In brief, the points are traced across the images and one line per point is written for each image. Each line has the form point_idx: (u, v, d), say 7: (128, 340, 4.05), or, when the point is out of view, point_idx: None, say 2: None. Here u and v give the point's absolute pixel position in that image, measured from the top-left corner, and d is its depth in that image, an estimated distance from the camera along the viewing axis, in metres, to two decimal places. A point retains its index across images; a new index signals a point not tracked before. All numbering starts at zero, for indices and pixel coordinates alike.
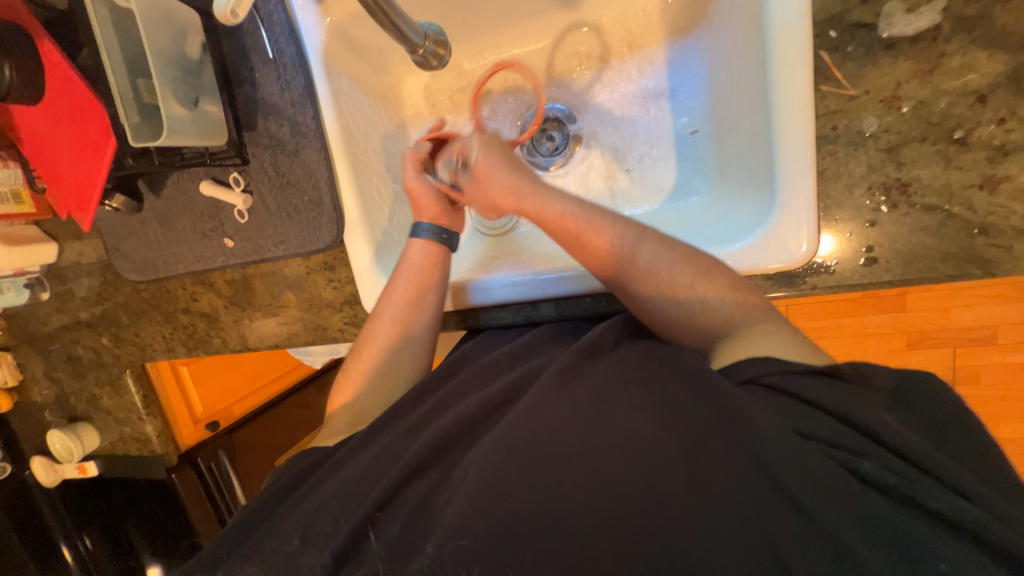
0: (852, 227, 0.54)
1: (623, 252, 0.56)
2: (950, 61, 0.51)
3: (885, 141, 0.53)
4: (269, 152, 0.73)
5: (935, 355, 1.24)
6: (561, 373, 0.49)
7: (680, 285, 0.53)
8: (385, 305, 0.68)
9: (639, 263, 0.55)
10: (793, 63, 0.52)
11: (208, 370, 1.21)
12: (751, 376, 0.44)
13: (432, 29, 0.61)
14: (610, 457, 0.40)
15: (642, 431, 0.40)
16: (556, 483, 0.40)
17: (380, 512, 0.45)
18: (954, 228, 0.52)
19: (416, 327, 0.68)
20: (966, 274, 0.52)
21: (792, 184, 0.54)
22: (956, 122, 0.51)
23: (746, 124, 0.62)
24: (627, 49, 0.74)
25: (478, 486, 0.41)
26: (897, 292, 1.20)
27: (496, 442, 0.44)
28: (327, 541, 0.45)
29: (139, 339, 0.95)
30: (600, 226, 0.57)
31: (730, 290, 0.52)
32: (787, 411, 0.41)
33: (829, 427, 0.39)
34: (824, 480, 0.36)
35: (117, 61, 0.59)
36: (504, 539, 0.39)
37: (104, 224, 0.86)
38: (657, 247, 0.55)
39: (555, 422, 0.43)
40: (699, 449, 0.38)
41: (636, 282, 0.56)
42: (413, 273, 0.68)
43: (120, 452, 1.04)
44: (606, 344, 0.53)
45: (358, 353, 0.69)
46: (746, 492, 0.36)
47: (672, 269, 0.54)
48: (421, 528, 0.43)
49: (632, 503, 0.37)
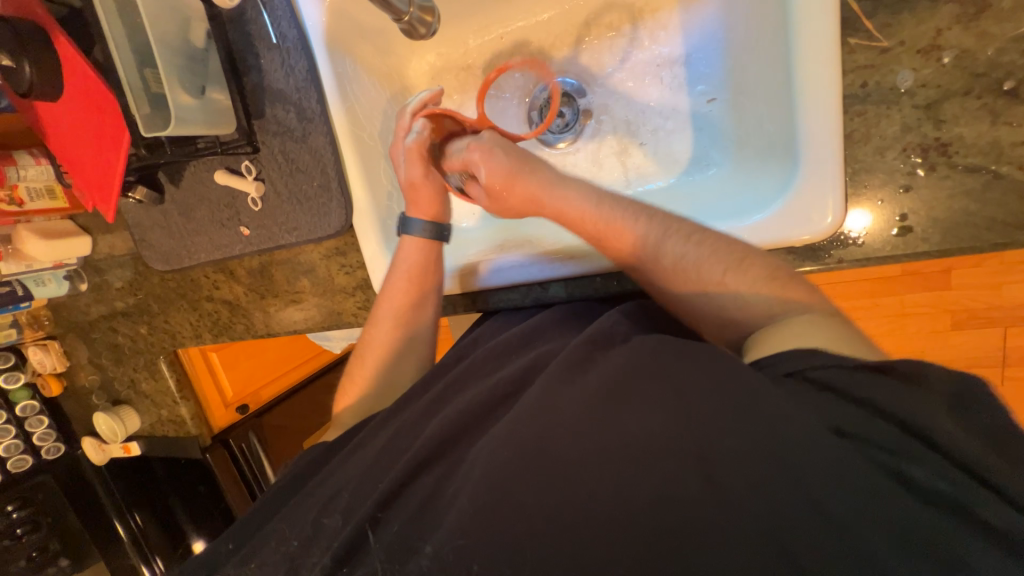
0: (884, 194, 0.50)
1: (645, 249, 0.54)
2: (1000, 2, 0.45)
3: (922, 97, 0.48)
4: (278, 139, 0.74)
5: (984, 335, 1.15)
6: (566, 367, 0.46)
7: (706, 281, 0.50)
8: (383, 304, 0.69)
9: (664, 263, 0.53)
10: (815, 17, 0.48)
11: (237, 356, 1.25)
12: (791, 371, 0.40)
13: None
14: (620, 455, 0.38)
15: (653, 429, 0.38)
16: (564, 482, 0.39)
17: (388, 490, 0.46)
18: (1002, 191, 0.47)
19: (416, 322, 0.69)
20: (1014, 241, 0.47)
21: (816, 151, 0.50)
22: (1005, 71, 0.46)
23: (767, 89, 0.57)
24: (638, 14, 0.70)
25: (485, 481, 0.41)
26: (941, 267, 1.12)
27: (504, 436, 0.43)
28: (340, 518, 0.47)
29: (169, 327, 0.99)
30: (622, 224, 0.55)
31: (766, 283, 0.48)
32: (813, 405, 0.37)
33: (860, 419, 0.36)
34: (847, 482, 0.33)
35: (125, 53, 0.61)
36: (511, 534, 0.38)
37: (130, 216, 0.90)
38: (684, 242, 0.52)
39: (565, 416, 0.42)
40: (711, 438, 0.37)
41: (659, 277, 0.53)
42: (408, 273, 0.67)
43: (159, 433, 1.10)
44: (616, 336, 0.49)
45: (361, 357, 0.70)
46: (761, 490, 0.34)
47: (700, 267, 0.50)
48: (428, 507, 0.44)
49: (639, 498, 0.36)
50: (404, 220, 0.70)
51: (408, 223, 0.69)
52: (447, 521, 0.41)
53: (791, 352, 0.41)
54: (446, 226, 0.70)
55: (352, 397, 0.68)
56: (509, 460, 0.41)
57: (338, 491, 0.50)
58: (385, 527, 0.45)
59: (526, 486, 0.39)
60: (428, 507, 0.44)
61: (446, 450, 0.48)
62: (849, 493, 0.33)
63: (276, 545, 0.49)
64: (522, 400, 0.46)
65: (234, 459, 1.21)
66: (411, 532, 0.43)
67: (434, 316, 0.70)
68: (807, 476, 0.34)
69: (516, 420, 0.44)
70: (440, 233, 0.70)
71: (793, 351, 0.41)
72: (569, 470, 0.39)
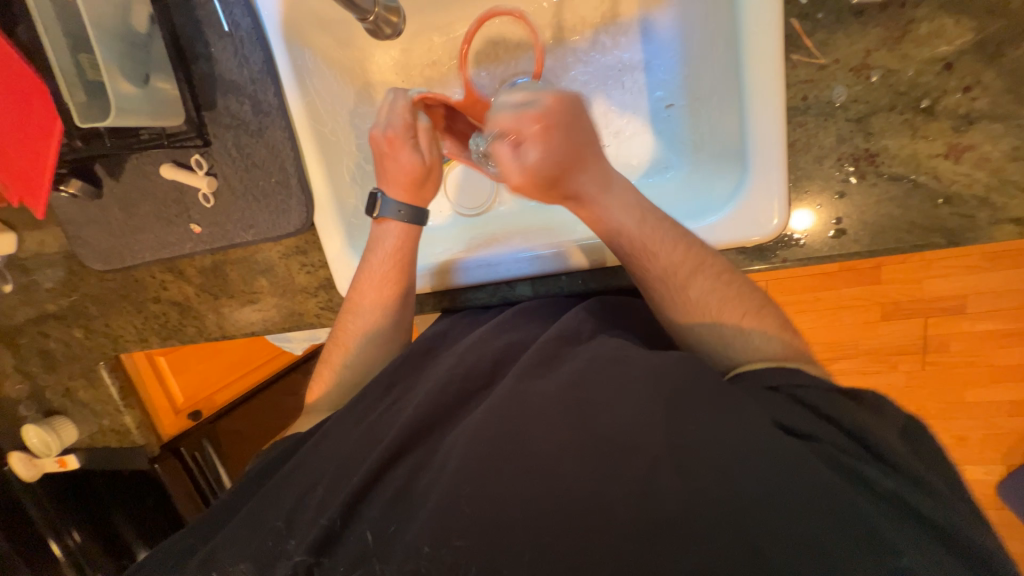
0: (822, 199, 0.55)
1: (670, 278, 0.52)
2: (919, 28, 0.50)
3: (854, 111, 0.53)
4: (232, 132, 0.71)
5: (909, 325, 1.27)
6: (536, 363, 0.48)
7: (724, 320, 0.50)
8: (360, 296, 0.66)
9: (689, 295, 0.51)
10: (762, 33, 0.51)
11: (187, 359, 1.19)
12: (775, 385, 0.44)
13: None
14: (594, 450, 0.39)
15: (627, 423, 0.39)
16: (544, 478, 0.38)
17: (353, 490, 0.44)
18: (920, 199, 0.52)
19: (393, 318, 0.67)
20: (931, 244, 0.52)
21: (764, 157, 0.53)
22: (923, 91, 0.51)
23: (720, 98, 0.61)
24: (602, 19, 0.72)
25: (461, 473, 0.40)
26: (873, 264, 1.22)
27: (478, 427, 0.43)
28: (315, 509, 0.45)
29: (111, 330, 0.93)
30: (665, 245, 0.52)
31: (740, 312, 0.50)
32: (775, 407, 0.42)
33: (813, 421, 0.41)
34: (802, 477, 0.36)
35: (56, 35, 0.56)
36: (494, 532, 0.37)
37: (63, 211, 0.83)
38: (712, 279, 0.51)
39: (539, 405, 0.43)
40: (678, 429, 0.38)
41: (676, 308, 0.52)
42: (385, 265, 0.65)
43: (100, 444, 1.02)
44: (582, 334, 0.52)
45: (338, 346, 0.67)
46: (728, 482, 0.36)
47: (721, 306, 0.50)
48: (401, 502, 0.42)
49: (622, 501, 0.37)
50: (381, 199, 0.66)
51: (385, 203, 0.65)
52: (425, 514, 0.39)
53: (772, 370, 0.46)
54: (425, 211, 0.67)
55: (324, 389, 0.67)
56: (483, 453, 0.41)
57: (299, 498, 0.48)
58: (356, 524, 0.43)
59: (496, 474, 0.39)
60: (404, 497, 0.43)
61: (419, 441, 0.47)
62: (802, 488, 0.35)
63: (230, 554, 0.45)
64: (495, 392, 0.46)
65: (186, 468, 1.14)
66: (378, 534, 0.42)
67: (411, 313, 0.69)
68: (760, 462, 0.36)
69: (491, 411, 0.44)
70: (419, 216, 0.67)
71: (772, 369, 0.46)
72: (540, 462, 0.39)
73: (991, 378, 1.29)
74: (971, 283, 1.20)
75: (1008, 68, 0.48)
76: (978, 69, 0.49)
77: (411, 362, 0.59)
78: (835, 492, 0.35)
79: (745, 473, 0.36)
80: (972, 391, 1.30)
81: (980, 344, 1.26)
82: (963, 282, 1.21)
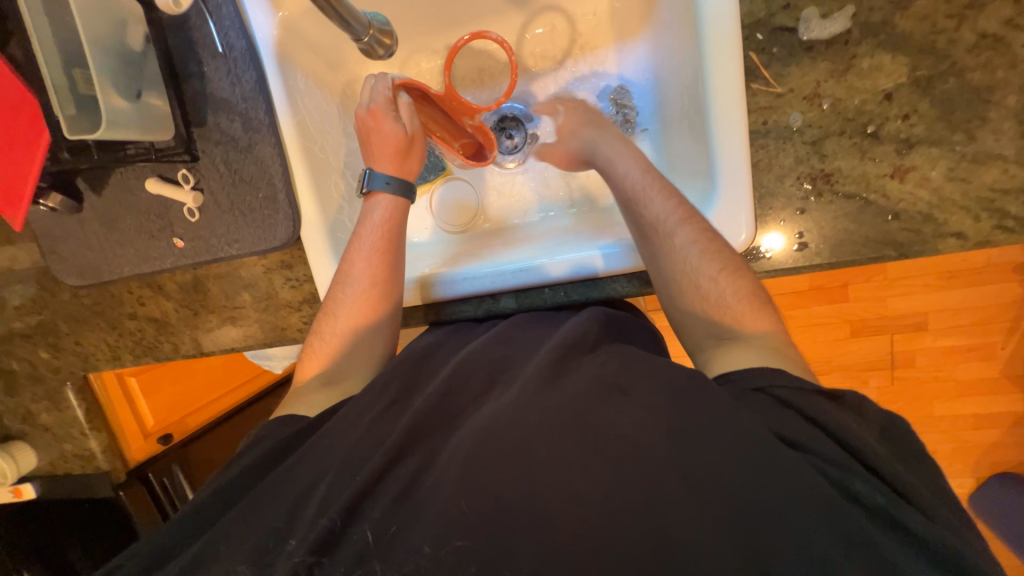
0: (785, 215, 0.59)
1: (657, 228, 0.58)
2: (861, 63, 0.56)
3: (809, 135, 0.58)
4: (220, 148, 0.72)
5: (874, 342, 1.33)
6: (548, 368, 0.49)
7: (733, 291, 0.54)
8: (353, 257, 0.65)
9: (674, 241, 0.56)
10: (725, 65, 0.56)
11: (160, 380, 1.15)
12: (760, 386, 0.45)
13: (376, 19, 0.62)
14: (594, 456, 0.41)
15: (629, 430, 0.42)
16: (547, 482, 0.40)
17: (352, 493, 0.43)
18: (872, 215, 0.57)
19: (387, 288, 0.65)
20: (883, 256, 0.57)
21: (731, 176, 0.57)
22: (868, 118, 0.56)
23: (687, 123, 0.65)
24: (580, 51, 0.77)
25: (466, 478, 0.41)
26: (839, 282, 1.29)
27: (484, 431, 0.44)
28: (315, 509, 0.44)
29: (81, 348, 0.90)
30: (687, 213, 0.57)
31: (732, 282, 0.54)
32: (761, 408, 0.43)
33: (803, 430, 0.41)
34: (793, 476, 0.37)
35: (50, 51, 0.57)
36: (497, 538, 0.38)
37: (40, 225, 0.82)
38: (724, 252, 0.55)
39: (542, 419, 0.44)
40: (687, 432, 0.41)
41: (688, 279, 0.55)
42: (378, 231, 0.66)
43: (60, 471, 0.96)
44: (587, 341, 0.54)
45: (330, 315, 0.65)
46: (716, 482, 0.38)
47: (736, 278, 0.54)
48: (401, 505, 0.43)
49: (625, 502, 0.38)
50: (370, 173, 0.67)
51: (374, 176, 0.67)
52: (427, 517, 0.40)
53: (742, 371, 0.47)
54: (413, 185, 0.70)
55: (315, 365, 0.63)
56: (488, 457, 0.42)
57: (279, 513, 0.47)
58: (358, 524, 0.42)
59: (496, 487, 0.40)
60: (403, 503, 0.43)
61: (412, 445, 0.47)
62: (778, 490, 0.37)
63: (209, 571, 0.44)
64: (498, 403, 0.47)
65: (155, 497, 1.08)
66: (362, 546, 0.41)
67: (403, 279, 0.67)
68: (753, 460, 0.38)
69: (496, 417, 0.45)
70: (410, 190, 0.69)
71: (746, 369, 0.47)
72: (541, 474, 0.40)
73: (954, 392, 1.35)
74: (929, 300, 1.28)
75: (939, 99, 0.54)
76: (914, 100, 0.55)
77: (408, 365, 0.59)
78: (811, 482, 0.37)
79: (725, 477, 0.38)
80: (937, 404, 1.36)
81: (941, 359, 1.32)
82: (923, 299, 1.28)
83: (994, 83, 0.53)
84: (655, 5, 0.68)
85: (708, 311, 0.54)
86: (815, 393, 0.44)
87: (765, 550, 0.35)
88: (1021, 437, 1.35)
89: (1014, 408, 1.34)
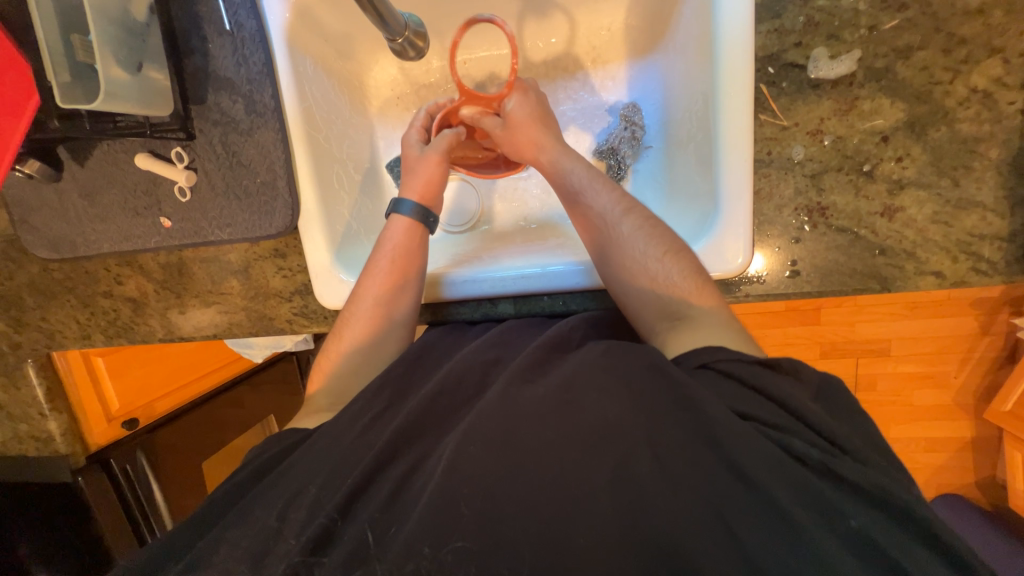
0: (780, 243, 0.61)
1: (604, 220, 0.61)
2: (862, 104, 0.59)
3: (809, 169, 0.60)
4: (219, 129, 0.69)
5: (842, 365, 1.39)
6: (531, 368, 0.50)
7: (677, 274, 0.56)
8: (364, 285, 0.64)
9: (622, 231, 0.59)
10: (736, 96, 0.58)
11: (130, 361, 1.07)
12: (704, 363, 0.47)
13: (412, 20, 0.61)
14: (574, 447, 0.41)
15: (609, 418, 0.42)
16: (533, 472, 0.40)
17: (350, 490, 0.44)
18: (861, 249, 0.60)
19: (397, 306, 0.65)
20: (867, 289, 0.60)
21: (734, 201, 0.59)
22: (864, 157, 0.59)
23: (693, 147, 0.67)
24: (592, 63, 0.78)
25: (453, 474, 0.41)
26: (814, 305, 1.35)
27: (473, 429, 0.44)
28: (308, 508, 0.44)
29: (47, 324, 0.85)
30: (625, 206, 0.61)
31: (686, 272, 0.56)
32: (734, 393, 0.43)
33: (768, 410, 0.42)
34: (784, 474, 0.38)
35: (48, 13, 0.55)
36: (492, 536, 0.38)
37: (14, 192, 0.77)
38: (667, 239, 0.58)
39: (531, 409, 0.44)
40: (663, 432, 0.40)
41: (635, 270, 0.58)
42: (393, 250, 0.66)
43: (14, 452, 0.93)
44: (572, 340, 0.55)
45: (337, 335, 0.65)
46: (705, 476, 0.38)
47: (680, 261, 0.56)
48: (398, 501, 0.43)
49: (608, 494, 0.38)
50: (395, 201, 0.68)
51: (400, 203, 0.68)
52: (416, 517, 0.40)
53: (703, 347, 0.48)
54: (434, 214, 0.69)
55: (324, 383, 0.63)
56: (477, 453, 0.42)
57: (267, 510, 0.46)
58: (353, 522, 0.43)
59: (486, 473, 0.40)
60: (398, 499, 0.43)
61: (410, 443, 0.47)
62: (759, 494, 0.37)
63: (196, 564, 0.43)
64: (486, 399, 0.48)
65: (114, 482, 1.03)
66: (355, 547, 0.40)
67: (416, 302, 0.66)
68: (739, 453, 0.38)
69: (481, 414, 0.45)
70: (429, 217, 0.69)
71: (703, 347, 0.48)
72: (528, 464, 0.40)
73: (910, 417, 1.43)
74: (896, 328, 1.34)
75: (930, 146, 0.58)
76: (908, 144, 0.58)
77: (402, 370, 0.58)
78: (819, 491, 0.38)
79: (719, 485, 0.38)
80: (895, 427, 1.44)
81: (903, 384, 1.39)
82: (890, 328, 1.34)
83: (980, 135, 0.57)
84: (670, 27, 0.69)
85: (659, 292, 0.56)
86: (757, 364, 0.45)
87: (761, 551, 0.35)
88: (966, 460, 1.44)
89: (963, 434, 1.42)
